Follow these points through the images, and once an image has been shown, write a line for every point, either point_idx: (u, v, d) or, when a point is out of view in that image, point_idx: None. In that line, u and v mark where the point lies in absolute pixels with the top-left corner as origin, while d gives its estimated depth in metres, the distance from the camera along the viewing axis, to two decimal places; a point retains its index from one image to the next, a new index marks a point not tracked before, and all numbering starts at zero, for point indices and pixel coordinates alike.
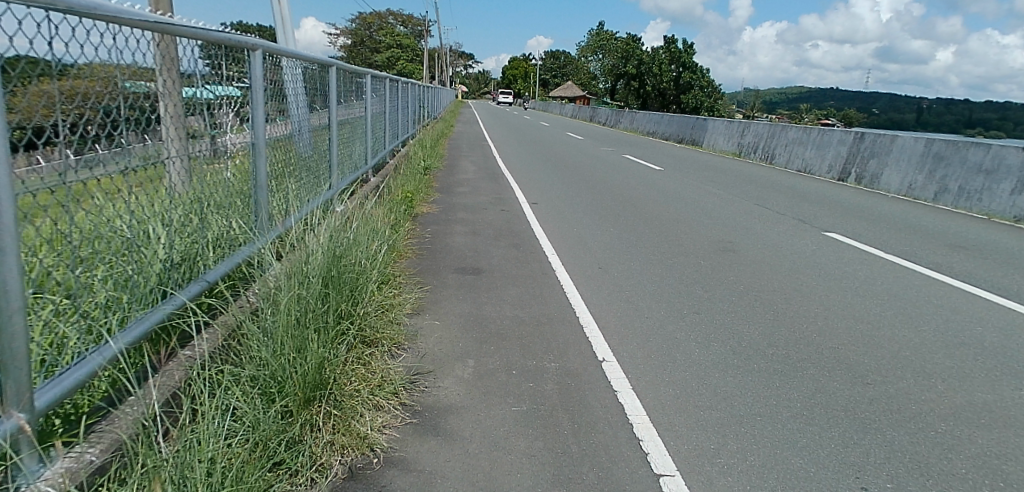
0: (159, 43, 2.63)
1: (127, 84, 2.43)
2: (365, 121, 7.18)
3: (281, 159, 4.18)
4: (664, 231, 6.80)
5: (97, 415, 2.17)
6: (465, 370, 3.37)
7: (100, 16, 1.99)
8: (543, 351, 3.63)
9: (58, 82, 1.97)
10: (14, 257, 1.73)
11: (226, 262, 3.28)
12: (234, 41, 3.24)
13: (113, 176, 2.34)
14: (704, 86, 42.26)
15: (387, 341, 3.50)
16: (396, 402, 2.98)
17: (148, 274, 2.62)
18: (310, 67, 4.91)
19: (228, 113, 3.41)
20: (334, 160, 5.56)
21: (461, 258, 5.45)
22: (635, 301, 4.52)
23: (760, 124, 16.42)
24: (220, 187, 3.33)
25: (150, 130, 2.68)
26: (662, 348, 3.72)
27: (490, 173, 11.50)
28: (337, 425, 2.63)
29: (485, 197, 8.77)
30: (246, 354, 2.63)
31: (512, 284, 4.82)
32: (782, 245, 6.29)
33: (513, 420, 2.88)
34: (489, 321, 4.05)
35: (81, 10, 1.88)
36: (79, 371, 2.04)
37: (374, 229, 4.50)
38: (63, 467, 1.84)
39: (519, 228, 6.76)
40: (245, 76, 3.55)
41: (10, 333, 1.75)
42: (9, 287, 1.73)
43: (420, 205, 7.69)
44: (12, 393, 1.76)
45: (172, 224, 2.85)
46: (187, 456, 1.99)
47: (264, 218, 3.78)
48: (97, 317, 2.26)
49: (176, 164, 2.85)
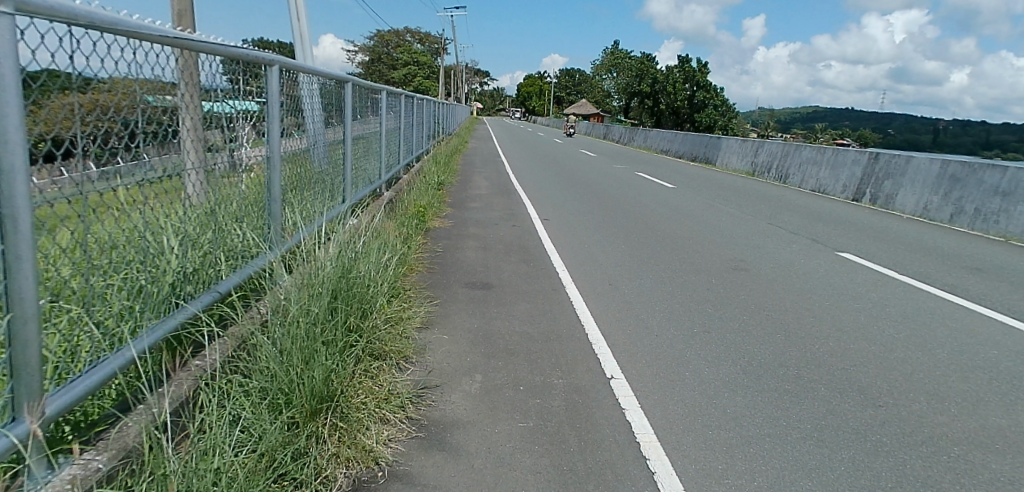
0: (179, 59, 2.70)
1: (149, 98, 2.52)
2: (380, 137, 7.26)
3: (296, 174, 4.22)
4: (675, 249, 6.75)
5: (106, 423, 2.26)
6: (472, 384, 3.33)
7: (126, 31, 2.07)
8: (552, 367, 3.60)
9: (80, 95, 2.04)
10: (31, 264, 1.78)
11: (238, 273, 3.32)
12: (252, 55, 3.29)
13: (128, 187, 2.39)
14: (717, 105, 42.27)
15: (395, 355, 3.47)
16: (402, 415, 2.96)
17: (162, 284, 2.67)
18: (326, 83, 4.96)
19: (244, 125, 3.47)
20: (348, 174, 5.60)
21: (471, 273, 5.45)
22: (645, 319, 4.49)
23: (775, 144, 16.33)
24: (235, 199, 3.37)
25: (169, 142, 2.75)
26: (670, 366, 3.69)
27: (502, 189, 11.58)
28: (342, 438, 2.63)
29: (497, 212, 8.80)
30: (255, 366, 2.67)
31: (522, 299, 4.81)
32: (795, 265, 6.22)
33: (519, 436, 2.86)
34: (499, 336, 4.01)
35: (103, 25, 1.95)
36: (90, 378, 2.10)
37: (385, 242, 4.50)
38: (71, 473, 1.89)
39: (530, 245, 6.75)
40: (262, 91, 3.60)
41: (24, 339, 1.82)
42: (24, 294, 1.79)
43: (432, 219, 7.73)
44: (23, 398, 1.83)
45: (186, 235, 2.90)
46: (196, 466, 2.04)
47: (277, 230, 3.80)
48: (110, 326, 2.32)
49: (193, 177, 2.94)
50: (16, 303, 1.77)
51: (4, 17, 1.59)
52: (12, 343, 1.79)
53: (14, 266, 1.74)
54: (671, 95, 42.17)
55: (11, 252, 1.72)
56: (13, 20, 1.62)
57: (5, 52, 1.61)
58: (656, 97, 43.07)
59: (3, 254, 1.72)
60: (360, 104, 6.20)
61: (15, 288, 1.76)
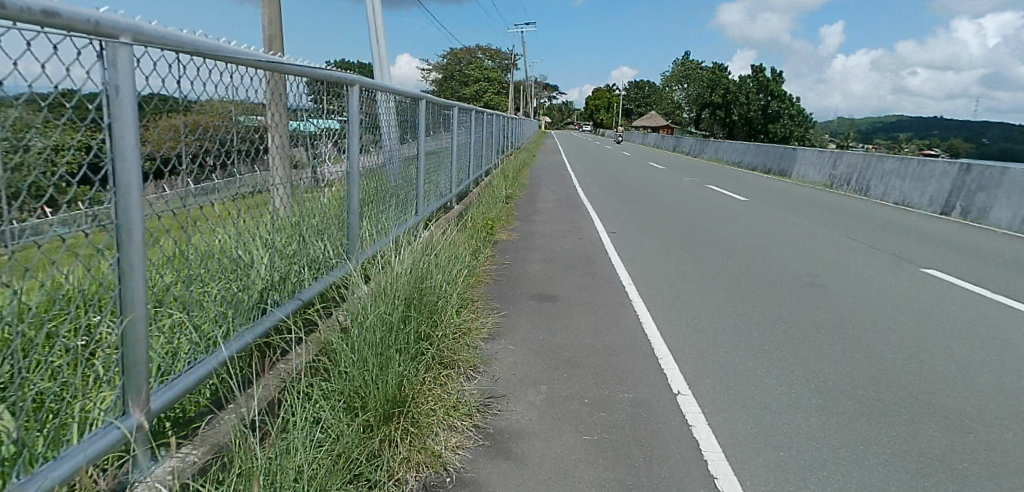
0: (268, 81, 2.93)
1: (241, 118, 2.76)
2: (453, 152, 7.49)
3: (373, 189, 4.45)
4: (746, 263, 6.51)
5: (200, 420, 2.53)
6: (537, 396, 3.36)
7: (217, 58, 2.29)
8: (616, 380, 3.57)
9: (184, 117, 2.28)
10: (141, 269, 2.07)
11: (321, 281, 3.54)
12: (336, 77, 3.53)
13: (224, 200, 2.65)
14: (795, 114, 40.46)
15: (463, 364, 3.53)
16: (470, 423, 3.03)
17: (252, 291, 2.91)
18: (402, 100, 5.18)
19: (326, 143, 3.73)
20: (421, 188, 5.81)
21: (538, 285, 5.50)
22: (713, 335, 4.36)
23: (856, 153, 15.44)
24: (317, 212, 3.60)
25: (259, 160, 3.01)
26: (739, 384, 3.56)
27: (570, 202, 11.60)
28: (413, 442, 2.74)
29: (564, 226, 8.82)
30: (336, 370, 2.85)
31: (588, 312, 4.80)
32: (875, 282, 5.84)
33: (583, 449, 2.86)
34: (564, 349, 4.01)
35: (206, 51, 2.25)
36: (189, 377, 2.37)
37: (454, 254, 4.64)
38: (169, 466, 2.18)
39: (596, 258, 6.73)
40: (343, 109, 3.83)
41: (134, 332, 2.09)
42: (135, 295, 2.06)
43: (500, 232, 7.86)
44: (133, 387, 2.12)
45: (274, 246, 3.14)
46: (280, 462, 2.21)
47: (355, 243, 4.03)
48: (207, 330, 2.57)
49: (279, 192, 3.18)
50: (130, 303, 2.05)
51: (124, 46, 1.88)
52: (125, 336, 2.07)
53: (127, 271, 2.01)
54: (745, 105, 40.88)
55: (124, 259, 1.99)
56: (131, 49, 1.92)
57: (125, 77, 1.90)
58: (730, 107, 41.96)
59: (120, 259, 2.00)
60: (433, 120, 6.43)
61: (129, 291, 2.04)
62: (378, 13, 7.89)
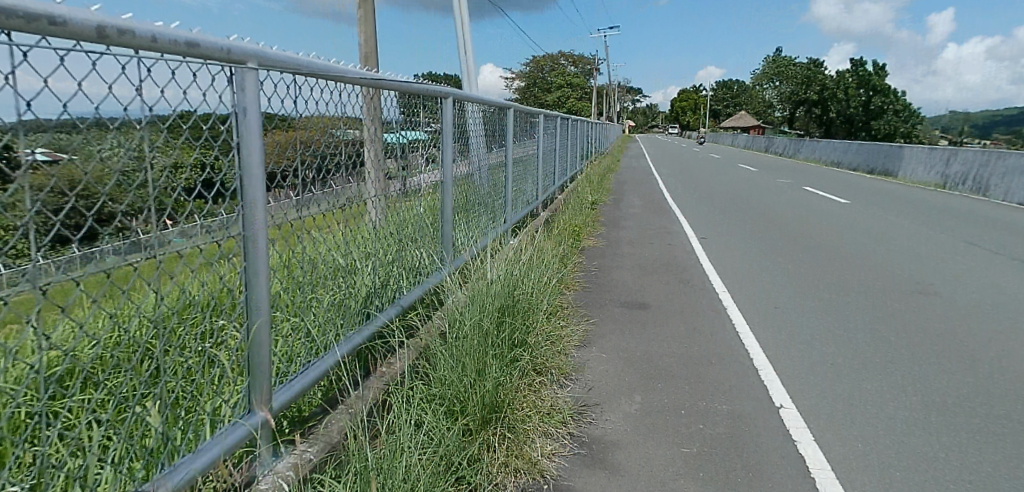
0: (364, 96, 3.07)
1: (336, 132, 2.87)
2: (538, 158, 7.57)
3: (465, 196, 4.58)
4: (847, 270, 6.11)
5: (314, 420, 2.71)
6: (632, 405, 3.31)
7: (325, 75, 2.57)
8: (713, 391, 3.46)
9: (300, 133, 2.54)
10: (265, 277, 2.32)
11: (419, 287, 3.69)
12: (430, 91, 3.69)
13: (336, 211, 2.88)
14: (898, 110, 37.59)
15: (556, 370, 3.54)
16: (565, 431, 3.03)
17: (357, 297, 3.13)
18: (491, 109, 5.31)
19: (423, 150, 3.90)
20: (510, 195, 5.90)
21: (627, 293, 5.43)
22: (817, 346, 4.13)
23: (972, 150, 14.11)
24: (413, 221, 3.75)
25: (354, 172, 3.10)
26: (848, 399, 3.35)
27: (658, 207, 11.38)
28: (511, 448, 2.78)
29: (653, 231, 8.66)
30: (436, 375, 2.94)
31: (679, 320, 4.68)
32: (1000, 291, 5.31)
33: (682, 462, 2.80)
34: (656, 358, 3.93)
35: (320, 72, 2.55)
36: (304, 379, 2.58)
37: (545, 261, 4.67)
38: (288, 463, 2.37)
39: (687, 264, 6.54)
40: (438, 121, 4.00)
41: (258, 329, 2.34)
42: (260, 301, 2.33)
43: (586, 238, 7.82)
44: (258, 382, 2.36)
45: (375, 254, 3.33)
46: (389, 463, 2.30)
47: (450, 250, 4.16)
48: (319, 335, 2.79)
49: (375, 205, 3.31)
50: (254, 309, 2.33)
51: (251, 70, 2.13)
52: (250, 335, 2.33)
53: (253, 281, 2.28)
54: (840, 101, 38.56)
55: (250, 268, 2.26)
56: (257, 72, 2.17)
57: (251, 99, 2.14)
58: (824, 106, 39.71)
59: (247, 270, 2.27)
60: (519, 128, 6.53)
61: (253, 296, 2.30)
62: (467, 26, 8.13)
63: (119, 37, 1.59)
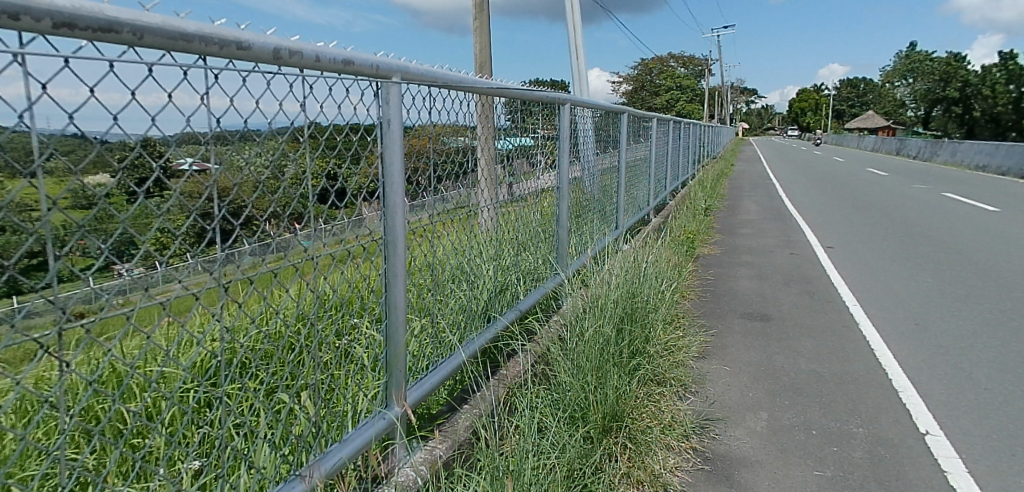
0: (475, 102, 3.16)
1: (445, 140, 2.92)
2: (651, 163, 7.48)
3: (579, 200, 4.65)
4: (996, 287, 5.52)
5: (442, 417, 2.82)
6: (758, 422, 3.18)
7: (457, 86, 2.75)
8: (847, 412, 3.26)
9: (432, 139, 2.75)
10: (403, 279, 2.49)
11: (534, 292, 3.80)
12: (550, 98, 3.80)
13: (461, 216, 3.08)
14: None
15: (676, 382, 3.45)
16: (687, 445, 2.96)
17: (480, 299, 3.29)
18: (606, 115, 5.34)
19: (541, 151, 4.02)
20: (622, 201, 5.87)
21: (747, 303, 5.23)
22: (967, 369, 3.76)
23: None
24: (530, 223, 3.88)
25: (460, 178, 3.15)
26: (1009, 431, 3.03)
27: (778, 214, 10.86)
28: (633, 458, 2.74)
29: (771, 240, 8.28)
30: (557, 380, 2.97)
31: (805, 334, 4.45)
32: None
33: (816, 485, 2.65)
34: (782, 373, 3.76)
35: (452, 83, 2.72)
36: (432, 379, 2.71)
37: (662, 268, 4.60)
38: (422, 457, 2.49)
39: (807, 275, 6.20)
40: (555, 129, 4.11)
41: (395, 325, 2.51)
42: (398, 301, 2.50)
43: (702, 246, 7.59)
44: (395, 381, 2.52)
45: (497, 260, 3.47)
46: (518, 465, 2.34)
47: (563, 257, 4.24)
48: (445, 334, 2.97)
49: (487, 212, 3.35)
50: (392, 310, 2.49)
51: (395, 84, 2.31)
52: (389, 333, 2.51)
53: (392, 284, 2.47)
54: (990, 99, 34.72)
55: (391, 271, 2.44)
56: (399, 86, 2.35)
57: (394, 112, 2.32)
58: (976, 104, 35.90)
59: (387, 272, 2.46)
60: (633, 131, 6.49)
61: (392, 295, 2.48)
62: (579, 32, 8.23)
63: (293, 57, 1.79)
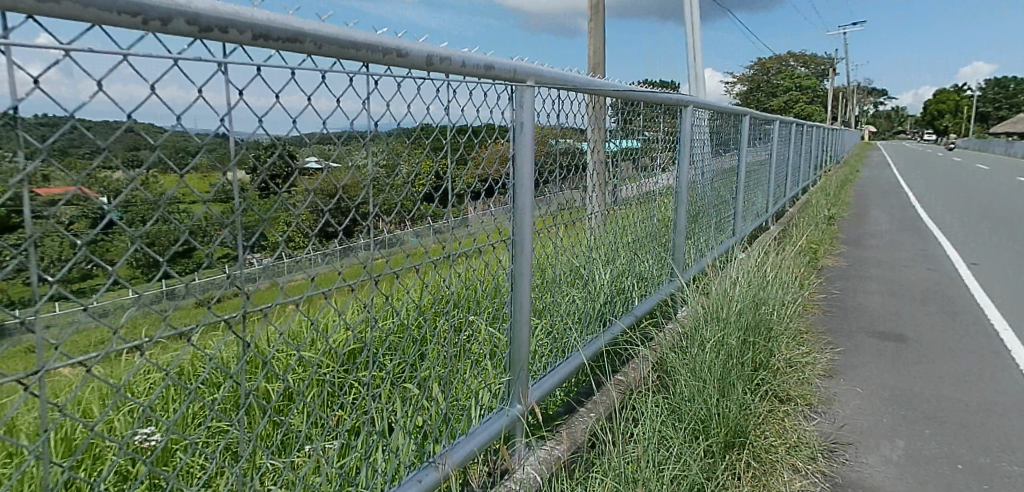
0: (588, 104, 2.98)
1: (555, 141, 2.75)
2: (770, 168, 7.18)
3: (697, 203, 4.60)
4: None
5: (559, 419, 2.84)
6: (894, 451, 2.97)
7: (593, 87, 2.79)
8: (997, 447, 2.98)
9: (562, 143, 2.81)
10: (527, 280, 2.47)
11: (648, 299, 3.81)
12: (673, 99, 3.77)
13: (581, 219, 3.13)
14: None
15: (801, 401, 3.27)
16: (815, 468, 2.79)
17: (597, 302, 3.32)
18: (726, 117, 5.23)
19: (661, 155, 4.00)
20: (739, 206, 5.70)
21: (876, 321, 4.90)
22: None
23: None
24: (646, 223, 3.89)
25: (566, 179, 2.99)
26: None
27: (911, 226, 10.04)
28: (758, 478, 2.60)
29: (904, 255, 7.70)
30: (676, 390, 2.92)
31: (946, 358, 4.11)
32: None
33: None
34: (917, 399, 3.49)
35: (584, 85, 2.73)
36: (547, 382, 2.70)
37: (785, 279, 4.42)
38: (541, 458, 2.49)
39: (938, 293, 5.73)
40: (676, 131, 4.09)
41: (519, 326, 2.51)
42: (522, 301, 2.48)
43: (825, 257, 7.17)
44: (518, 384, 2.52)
45: (615, 264, 3.50)
46: (637, 473, 2.29)
47: (678, 263, 4.21)
48: (564, 336, 3.00)
49: (593, 217, 3.25)
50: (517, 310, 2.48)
51: (527, 88, 2.29)
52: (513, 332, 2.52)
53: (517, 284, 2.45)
54: None
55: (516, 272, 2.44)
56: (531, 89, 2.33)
57: (527, 115, 2.29)
58: None
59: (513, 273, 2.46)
60: (753, 134, 6.28)
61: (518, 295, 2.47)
62: (697, 33, 8.08)
63: (444, 63, 1.84)
